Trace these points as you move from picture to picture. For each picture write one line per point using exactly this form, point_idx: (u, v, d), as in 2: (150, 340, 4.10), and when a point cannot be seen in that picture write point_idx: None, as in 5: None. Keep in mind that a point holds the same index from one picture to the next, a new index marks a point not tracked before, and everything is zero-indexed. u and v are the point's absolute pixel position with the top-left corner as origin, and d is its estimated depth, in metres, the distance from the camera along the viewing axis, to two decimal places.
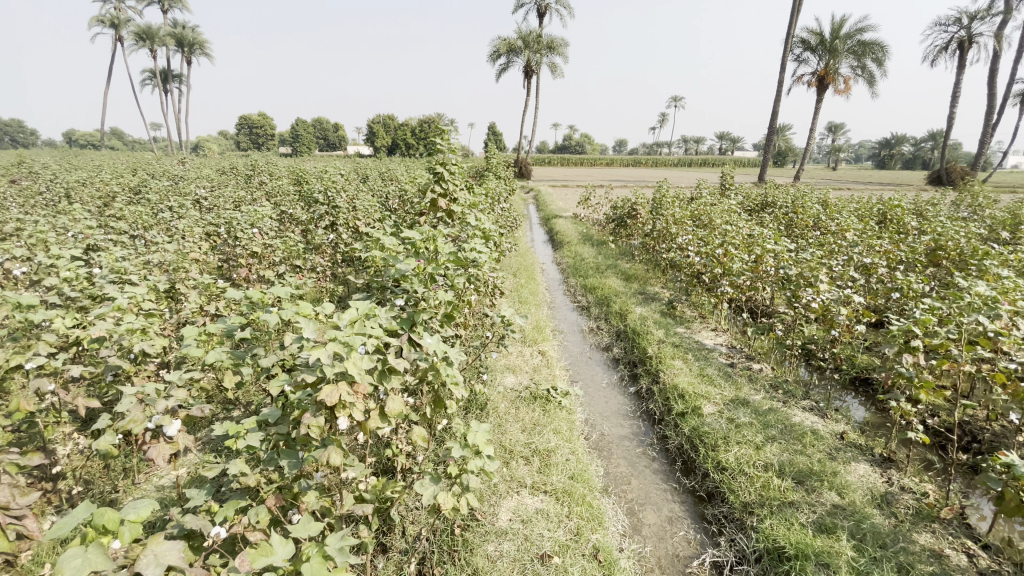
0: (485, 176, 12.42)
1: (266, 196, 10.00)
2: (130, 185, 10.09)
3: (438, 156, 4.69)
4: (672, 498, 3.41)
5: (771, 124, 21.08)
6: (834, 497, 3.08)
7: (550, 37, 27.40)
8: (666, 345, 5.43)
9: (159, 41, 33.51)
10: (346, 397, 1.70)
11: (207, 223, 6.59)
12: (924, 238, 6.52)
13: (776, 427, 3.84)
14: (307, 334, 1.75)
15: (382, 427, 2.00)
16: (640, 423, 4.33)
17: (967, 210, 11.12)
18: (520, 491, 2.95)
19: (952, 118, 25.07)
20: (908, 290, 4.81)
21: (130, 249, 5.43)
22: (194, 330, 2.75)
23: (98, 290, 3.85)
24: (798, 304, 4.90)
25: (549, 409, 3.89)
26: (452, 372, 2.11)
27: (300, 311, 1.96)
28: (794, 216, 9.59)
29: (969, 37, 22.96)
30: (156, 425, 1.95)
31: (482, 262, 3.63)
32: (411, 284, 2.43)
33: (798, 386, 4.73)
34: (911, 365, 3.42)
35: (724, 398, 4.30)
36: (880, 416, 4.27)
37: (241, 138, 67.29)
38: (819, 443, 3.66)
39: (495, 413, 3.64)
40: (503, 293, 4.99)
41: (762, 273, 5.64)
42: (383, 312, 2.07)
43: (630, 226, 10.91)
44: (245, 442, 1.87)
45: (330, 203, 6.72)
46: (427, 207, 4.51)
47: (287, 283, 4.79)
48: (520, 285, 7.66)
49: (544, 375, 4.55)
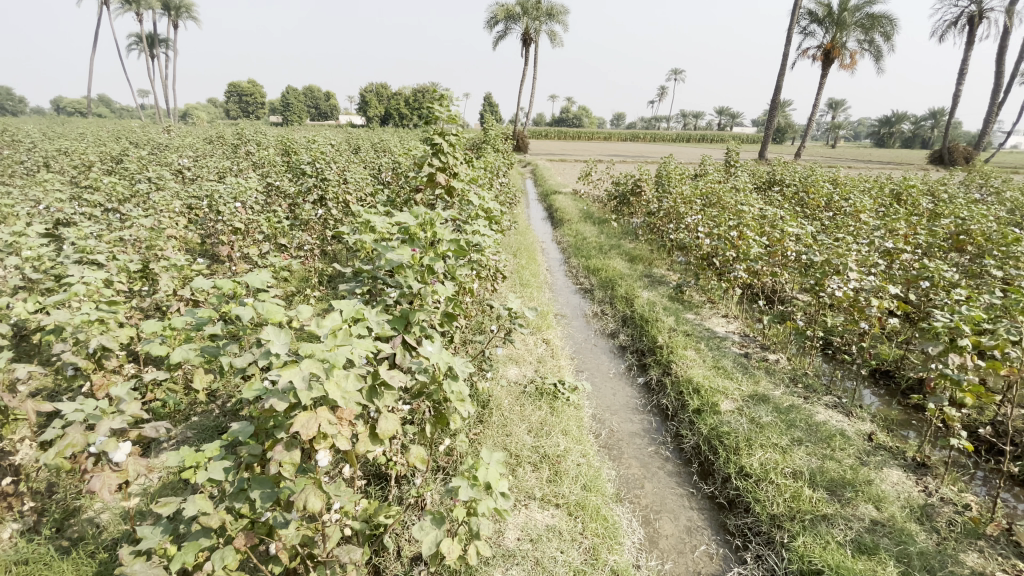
0: (484, 149, 11.92)
1: (254, 167, 9.52)
2: (110, 154, 9.57)
3: (436, 126, 4.24)
4: (690, 505, 3.15)
5: (775, 99, 20.54)
6: (871, 510, 2.82)
7: (549, 3, 26.29)
8: (678, 333, 5.12)
9: (143, 2, 32.23)
10: (327, 427, 1.38)
11: (188, 196, 6.15)
12: (947, 221, 6.21)
13: (800, 427, 3.57)
14: (277, 349, 1.41)
15: (373, 451, 1.68)
16: (651, 419, 4.05)
17: (979, 192, 10.80)
18: (529, 504, 2.67)
19: (957, 96, 24.58)
20: (938, 280, 4.50)
21: (103, 224, 5.01)
22: (158, 325, 2.40)
23: (60, 272, 3.47)
24: (822, 293, 4.59)
25: (557, 407, 3.59)
26: (456, 387, 1.78)
27: (271, 316, 1.60)
28: (804, 195, 9.23)
29: (979, 12, 22.27)
30: (100, 450, 1.63)
31: (486, 247, 3.26)
32: (408, 276, 2.07)
33: (818, 379, 4.46)
34: (957, 367, 3.15)
35: (743, 394, 4.02)
36: (907, 416, 4.02)
37: (230, 106, 65.62)
38: (848, 446, 3.41)
39: (499, 412, 3.34)
40: (506, 277, 4.63)
41: (781, 257, 5.31)
42: (373, 315, 1.72)
43: (633, 204, 10.51)
44: (206, 474, 1.54)
45: (318, 175, 6.27)
46: (425, 182, 4.09)
47: (272, 266, 4.40)
48: (520, 266, 7.32)
49: (550, 366, 4.25)
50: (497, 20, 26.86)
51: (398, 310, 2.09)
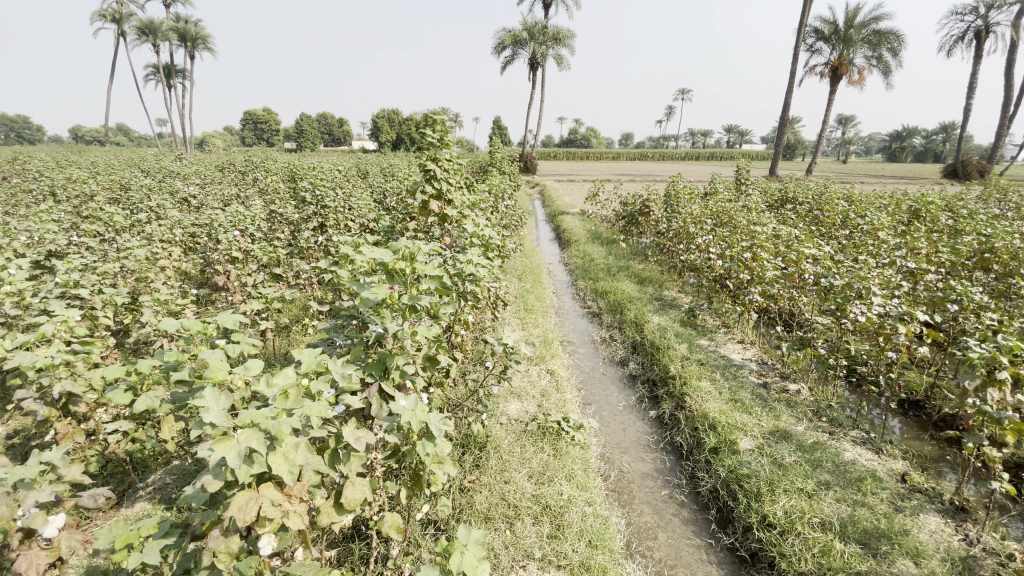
0: (490, 171, 11.86)
1: (259, 193, 9.51)
2: (118, 183, 9.63)
3: (430, 151, 4.09)
4: (709, 558, 2.85)
5: (782, 116, 20.38)
6: (910, 567, 2.51)
7: (555, 28, 26.67)
8: (691, 362, 4.84)
9: (162, 35, 33.28)
10: (270, 509, 1.18)
11: (186, 225, 6.07)
12: (972, 238, 5.91)
13: (826, 469, 3.27)
14: (213, 418, 1.21)
15: (336, 523, 1.47)
16: (664, 458, 3.76)
17: (999, 206, 10.44)
18: (527, 565, 2.40)
19: (968, 110, 24.27)
20: (968, 303, 4.19)
21: (96, 255, 4.93)
22: (121, 371, 2.22)
23: (39, 309, 3.33)
24: (843, 319, 4.31)
25: (560, 447, 3.32)
26: (431, 448, 1.56)
27: (217, 373, 1.41)
28: (819, 213, 8.94)
29: (987, 25, 22.08)
30: (26, 526, 1.48)
31: (481, 277, 3.06)
32: (385, 318, 1.86)
33: (843, 412, 4.15)
34: (997, 403, 2.84)
35: (763, 430, 3.72)
36: (943, 454, 3.69)
37: (246, 134, 67.37)
38: (881, 490, 3.09)
39: (497, 454, 3.10)
40: (506, 304, 4.42)
41: (798, 281, 5.05)
42: (337, 367, 1.52)
43: (642, 224, 10.31)
44: (140, 558, 1.34)
45: (319, 203, 6.19)
46: (419, 210, 3.94)
47: (264, 297, 4.25)
48: (525, 290, 7.13)
49: (554, 401, 3.99)
50: (503, 46, 27.29)
51: (374, 355, 1.89)
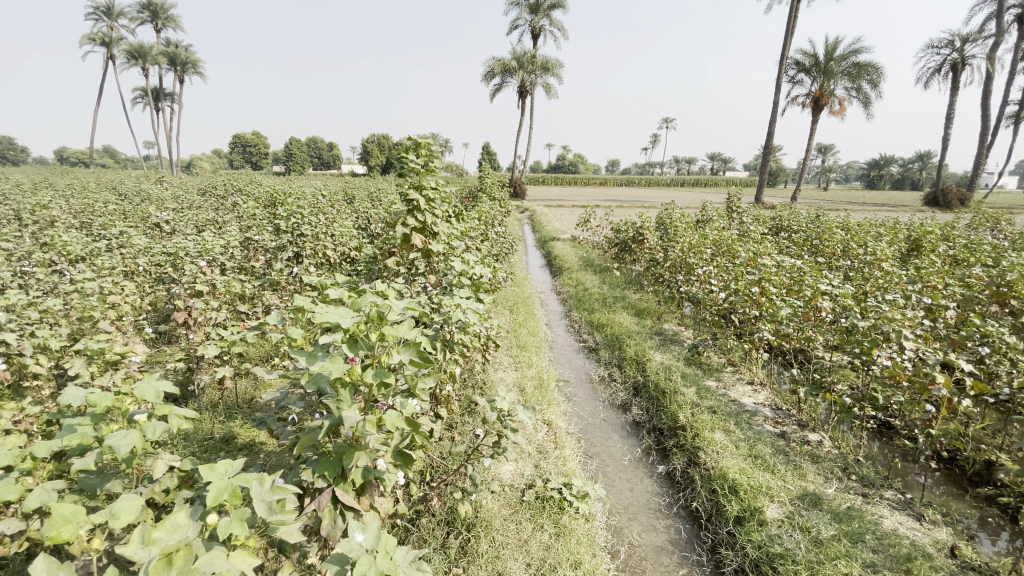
0: (480, 198, 11.54)
1: (237, 219, 9.01)
2: (86, 207, 9.06)
3: (412, 178, 3.68)
4: None
5: (767, 144, 20.52)
6: None
7: (544, 57, 26.94)
8: (702, 409, 4.41)
9: (153, 59, 33.13)
10: None
11: (149, 255, 5.55)
12: (984, 271, 5.60)
13: (867, 545, 2.83)
14: None
15: None
16: (680, 528, 3.28)
17: (993, 235, 10.27)
18: None
19: (946, 141, 24.81)
20: (1003, 346, 3.82)
21: (40, 288, 4.39)
22: (13, 455, 1.71)
23: None
24: (867, 364, 3.93)
25: (563, 522, 2.84)
26: None
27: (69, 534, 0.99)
28: (817, 243, 8.68)
29: (962, 58, 22.68)
30: None
31: (469, 324, 2.64)
32: (342, 401, 1.41)
33: (873, 467, 3.74)
34: None
35: (790, 494, 3.29)
36: (990, 520, 3.27)
37: (233, 157, 67.00)
38: (935, 572, 2.64)
39: (489, 534, 2.62)
40: (498, 347, 3.97)
41: (813, 318, 4.67)
42: (260, 492, 1.08)
43: (635, 252, 9.97)
44: None
45: (295, 231, 5.74)
46: (399, 243, 3.52)
47: (223, 340, 3.76)
48: (517, 323, 6.71)
49: (554, 460, 3.53)
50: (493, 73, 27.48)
51: (328, 447, 1.43)
